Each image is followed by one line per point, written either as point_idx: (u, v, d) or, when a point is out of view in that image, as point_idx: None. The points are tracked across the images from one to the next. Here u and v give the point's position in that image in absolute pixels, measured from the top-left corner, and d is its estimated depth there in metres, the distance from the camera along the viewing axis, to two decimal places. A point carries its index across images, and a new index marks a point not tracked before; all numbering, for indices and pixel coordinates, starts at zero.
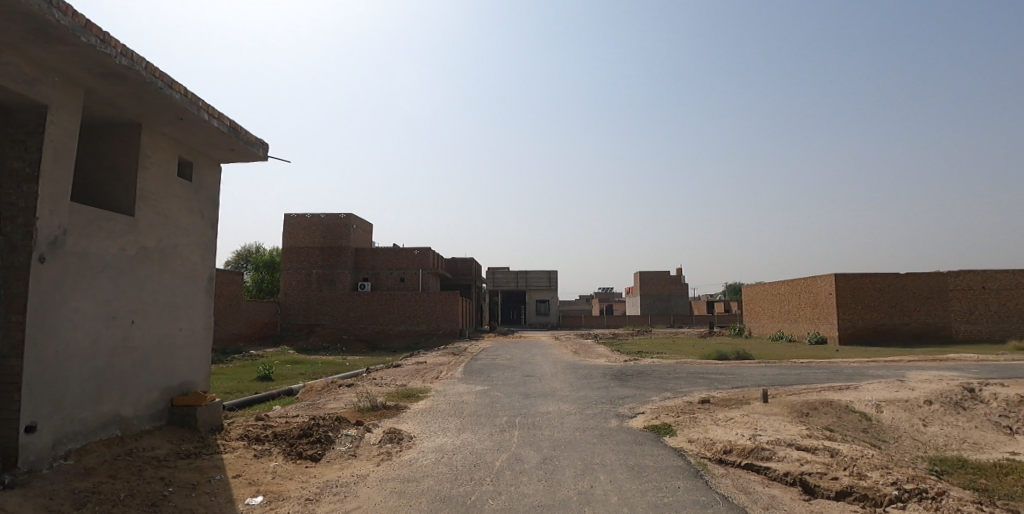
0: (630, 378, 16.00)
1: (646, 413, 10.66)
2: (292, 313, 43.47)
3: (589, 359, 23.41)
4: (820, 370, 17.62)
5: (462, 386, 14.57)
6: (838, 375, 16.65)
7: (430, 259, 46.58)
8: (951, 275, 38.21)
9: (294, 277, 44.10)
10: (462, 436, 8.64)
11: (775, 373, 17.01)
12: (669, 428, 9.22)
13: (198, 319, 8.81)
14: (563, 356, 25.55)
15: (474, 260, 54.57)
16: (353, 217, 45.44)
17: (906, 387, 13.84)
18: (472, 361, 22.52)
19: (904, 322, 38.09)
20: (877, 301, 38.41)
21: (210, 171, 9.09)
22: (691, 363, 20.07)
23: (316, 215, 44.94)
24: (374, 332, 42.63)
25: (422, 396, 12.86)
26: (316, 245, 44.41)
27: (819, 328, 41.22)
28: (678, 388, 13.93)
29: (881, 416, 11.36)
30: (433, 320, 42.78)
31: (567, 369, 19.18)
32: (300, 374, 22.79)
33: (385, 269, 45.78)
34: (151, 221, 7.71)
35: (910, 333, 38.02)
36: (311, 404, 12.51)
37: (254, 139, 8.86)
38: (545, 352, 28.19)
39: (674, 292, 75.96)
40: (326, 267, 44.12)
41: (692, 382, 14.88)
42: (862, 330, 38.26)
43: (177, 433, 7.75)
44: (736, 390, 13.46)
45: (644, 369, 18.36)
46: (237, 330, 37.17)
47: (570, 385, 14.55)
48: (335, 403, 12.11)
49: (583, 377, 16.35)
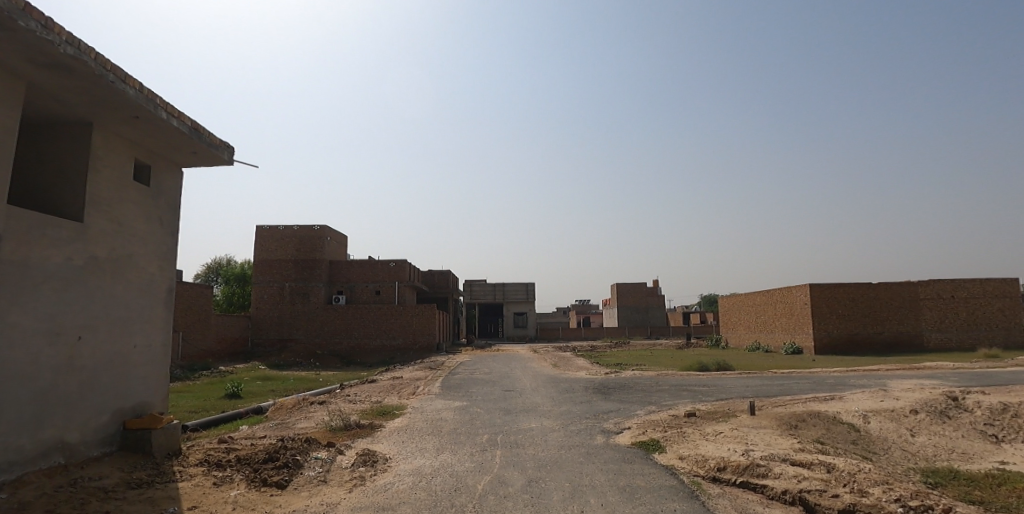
0: (613, 391, 15.66)
1: (633, 429, 10.26)
2: (264, 328, 42.21)
3: (570, 372, 23.00)
4: (803, 381, 17.51)
5: (440, 402, 14.03)
6: (821, 385, 16.53)
7: (407, 272, 45.86)
8: (921, 285, 38.98)
9: (266, 290, 42.92)
10: (441, 457, 8.12)
11: (758, 384, 16.84)
12: (657, 444, 8.83)
13: (156, 336, 8.16)
14: (543, 370, 25.11)
15: (451, 272, 53.96)
16: (327, 228, 44.55)
17: (890, 396, 13.75)
18: (450, 375, 21.94)
19: (878, 331, 38.64)
20: (851, 311, 38.95)
21: (170, 175, 8.50)
22: (672, 375, 19.83)
23: (289, 226, 43.94)
24: (349, 347, 41.60)
25: (398, 413, 12.31)
26: (289, 258, 43.36)
27: (794, 338, 41.58)
28: (663, 401, 13.61)
29: (869, 427, 11.17)
30: (410, 333, 41.96)
31: (548, 382, 18.74)
32: (270, 391, 21.92)
33: (360, 281, 44.88)
34: (102, 228, 7.09)
35: (883, 342, 38.57)
36: (280, 424, 11.85)
37: (218, 141, 8.32)
38: (525, 365, 27.74)
39: (651, 304, 76.26)
40: (299, 280, 43.07)
41: (676, 395, 14.58)
42: (837, 340, 38.69)
43: (130, 460, 7.06)
44: (721, 402, 13.19)
45: (626, 382, 18.01)
46: (205, 345, 35.85)
47: (553, 399, 14.13)
48: (306, 422, 11.49)
49: (565, 391, 15.94)
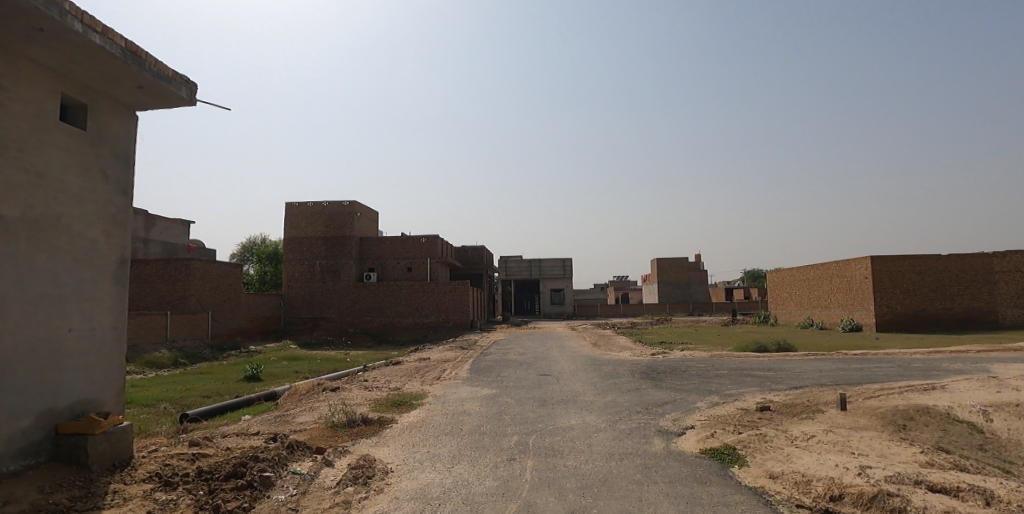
0: (664, 377, 13.63)
1: (698, 428, 8.29)
2: (295, 306, 41.65)
3: (612, 353, 21.11)
4: (884, 365, 15.08)
5: (466, 389, 12.33)
6: (910, 370, 14.07)
7: (439, 248, 44.39)
8: (998, 256, 35.16)
9: (297, 268, 42.25)
10: (455, 472, 6.31)
11: (832, 369, 14.50)
12: (733, 453, 6.90)
13: (104, 318, 6.58)
14: (582, 350, 23.18)
15: (485, 248, 52.28)
16: (356, 204, 43.30)
17: (1005, 385, 11.28)
18: (482, 357, 20.28)
19: (947, 307, 35.17)
20: (917, 285, 35.51)
21: (119, 120, 6.90)
22: (727, 357, 17.66)
23: (319, 203, 42.89)
24: (381, 325, 40.64)
25: (415, 404, 10.61)
26: (319, 235, 42.44)
27: (853, 314, 38.38)
28: (726, 390, 11.51)
29: (995, 428, 8.88)
30: (442, 311, 40.61)
31: (587, 365, 16.83)
32: (293, 373, 20.78)
33: (391, 258, 43.64)
34: (13, 178, 5.51)
35: (952, 319, 35.10)
36: (281, 416, 10.32)
37: (170, 73, 6.68)
38: (562, 345, 25.89)
39: (693, 279, 73.09)
40: (329, 257, 42.14)
41: (740, 382, 12.42)
42: (901, 316, 35.43)
43: (57, 475, 5.56)
44: (797, 392, 11.06)
45: (675, 365, 15.94)
46: (236, 325, 35.36)
47: (594, 387, 12.26)
48: (308, 415, 9.90)
49: (608, 376, 13.98)
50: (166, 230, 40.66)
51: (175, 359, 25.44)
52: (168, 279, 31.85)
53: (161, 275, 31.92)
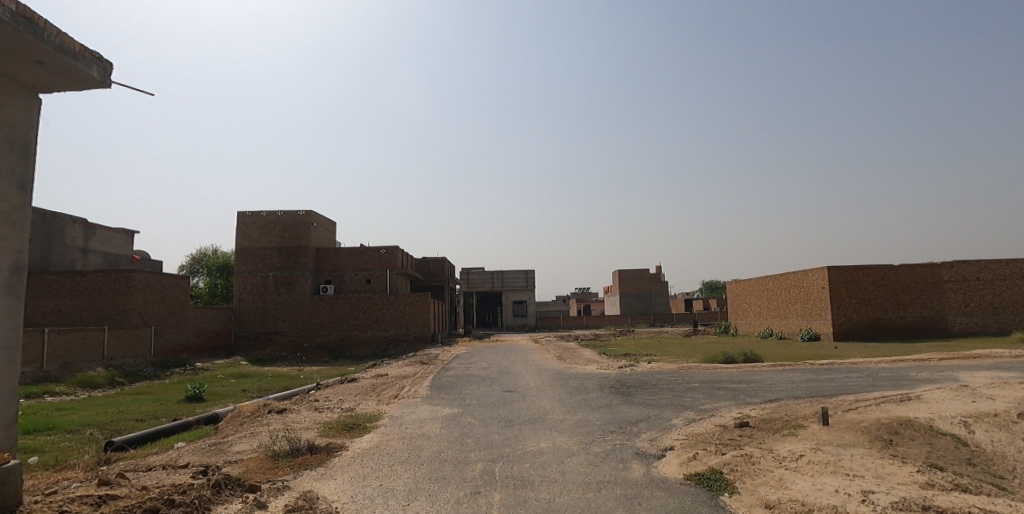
0: (634, 391, 13.07)
1: (679, 449, 7.68)
2: (247, 320, 39.67)
3: (578, 366, 20.53)
4: (852, 375, 14.91)
5: (426, 409, 11.45)
6: (879, 380, 13.90)
7: (399, 259, 43.16)
8: (945, 266, 36.38)
9: (249, 280, 40.31)
10: (412, 510, 5.48)
11: (802, 379, 14.24)
12: (721, 478, 6.30)
13: None
14: (547, 363, 22.50)
15: (446, 259, 51.25)
16: (313, 214, 41.67)
17: (978, 395, 11.12)
18: (443, 372, 19.36)
19: (899, 316, 36.10)
20: (871, 294, 36.37)
21: (16, 102, 5.83)
22: (696, 369, 17.26)
23: (273, 212, 41.09)
24: (338, 339, 39.07)
25: (369, 427, 9.66)
26: (273, 246, 40.63)
27: (810, 324, 39.04)
28: (700, 405, 11.01)
29: (978, 440, 8.59)
30: (403, 324, 39.34)
31: (554, 380, 16.14)
32: (239, 391, 19.34)
33: (349, 270, 42.16)
34: None
35: (905, 327, 36.03)
36: (215, 445, 9.17)
37: (76, 46, 5.67)
38: (527, 358, 25.19)
39: (654, 290, 73.68)
40: (284, 269, 40.38)
41: (714, 396, 11.93)
42: (856, 326, 36.18)
43: None
44: (773, 406, 10.62)
45: (645, 378, 15.40)
46: (182, 340, 33.31)
47: (563, 403, 11.57)
48: (245, 443, 8.79)
49: (576, 391, 13.30)
50: (106, 240, 38.13)
51: (111, 378, 23.50)
52: (107, 292, 29.72)
53: (99, 288, 29.76)
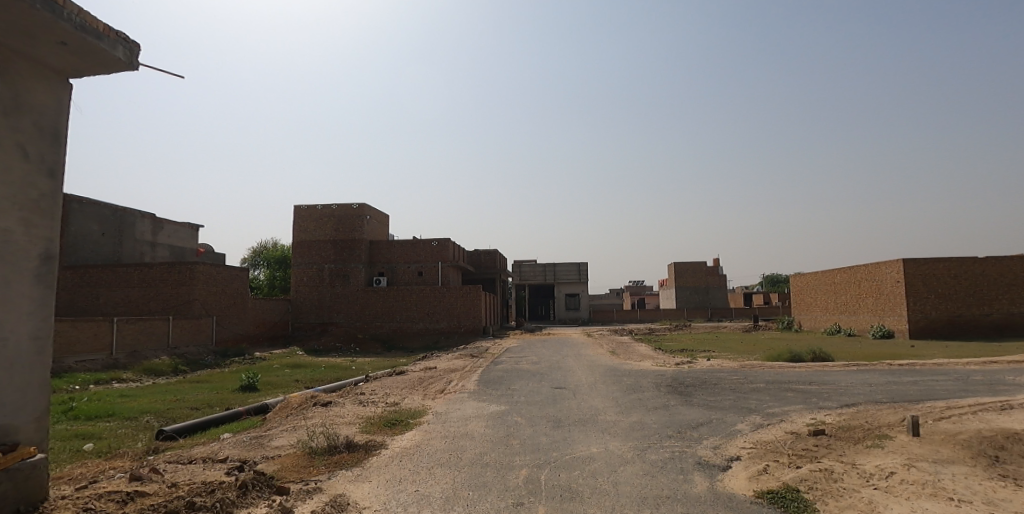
0: (693, 391, 12.18)
1: (746, 460, 6.85)
2: (304, 311, 40.75)
3: (632, 362, 19.73)
4: (941, 377, 13.42)
5: (472, 405, 11.02)
6: (973, 384, 12.41)
7: (450, 251, 43.17)
8: None
9: (306, 272, 41.36)
10: None
11: (882, 382, 12.92)
12: (797, 497, 5.49)
13: (19, 325, 5.33)
14: (599, 359, 21.71)
15: (497, 252, 50.96)
16: (366, 207, 42.22)
17: None
18: (492, 366, 18.94)
19: (986, 312, 33.01)
20: (954, 289, 33.42)
21: (47, 87, 5.73)
22: (760, 368, 16.08)
23: (328, 206, 41.88)
24: (391, 331, 39.51)
25: (411, 424, 9.30)
26: (328, 239, 41.49)
27: (884, 320, 36.38)
28: (767, 408, 10.05)
29: None
30: (453, 317, 39.34)
31: (606, 376, 15.39)
32: (292, 381, 19.61)
33: (401, 262, 42.53)
34: None
35: (993, 325, 32.93)
36: (256, 438, 9.02)
37: (100, 25, 5.53)
38: (578, 353, 24.52)
39: (712, 284, 71.03)
40: (339, 261, 41.18)
41: (783, 399, 10.91)
42: (937, 323, 33.38)
43: None
44: (852, 412, 9.56)
45: (703, 376, 14.43)
46: (242, 330, 34.48)
47: (616, 403, 10.88)
48: (286, 437, 8.57)
49: (630, 390, 12.52)
50: (174, 234, 39.96)
51: (175, 366, 24.46)
52: (172, 284, 31.06)
53: (165, 280, 31.14)
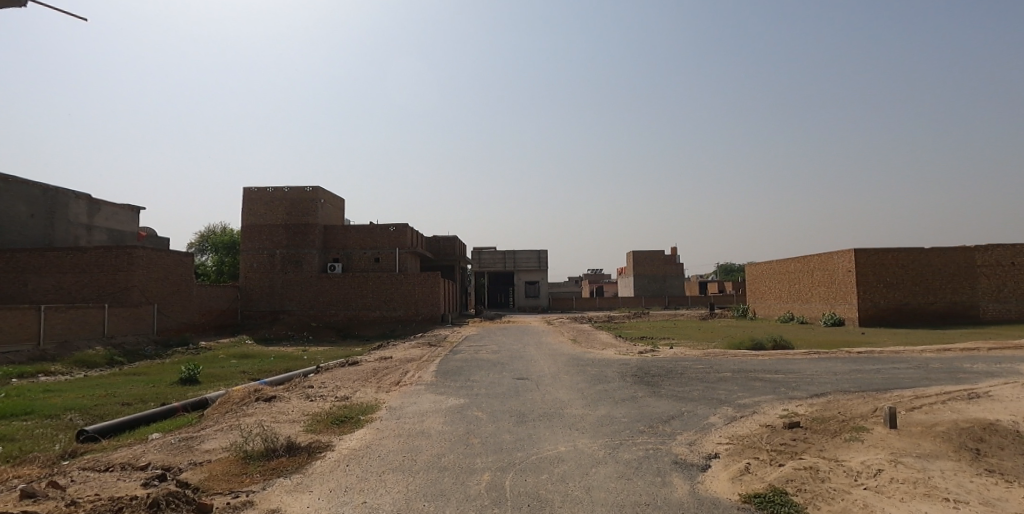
0: (660, 381, 11.79)
1: (725, 457, 6.38)
2: (254, 298, 39.00)
3: (595, 350, 19.38)
4: (900, 366, 13.48)
5: (430, 398, 10.30)
6: (933, 372, 12.48)
7: (409, 237, 41.95)
8: (979, 250, 34.45)
9: (256, 258, 39.48)
10: None
11: (845, 370, 12.85)
12: (787, 500, 5.03)
13: None
14: (561, 347, 21.28)
15: (457, 238, 50.01)
16: (321, 190, 40.45)
17: None
18: (451, 355, 18.22)
19: (929, 301, 34.29)
20: (900, 279, 34.57)
21: None
22: (723, 356, 15.93)
23: (280, 188, 39.96)
24: (346, 319, 38.23)
25: (362, 420, 8.51)
26: (279, 223, 39.65)
27: (834, 308, 37.42)
28: (737, 399, 9.71)
29: None
30: (411, 304, 38.34)
31: (570, 366, 14.91)
32: (238, 373, 18.40)
33: (357, 248, 41.12)
34: None
35: (935, 313, 34.26)
36: (185, 440, 8.04)
37: None
38: (539, 341, 24.10)
39: (669, 272, 72.02)
40: (291, 246, 39.46)
41: (752, 390, 10.60)
42: (883, 311, 34.50)
43: None
44: (823, 403, 9.30)
45: (669, 365, 14.13)
46: (186, 319, 32.60)
47: (581, 395, 10.36)
48: (218, 438, 7.65)
49: (595, 380, 12.04)
50: (112, 216, 37.34)
51: (110, 357, 22.75)
52: (108, 269, 28.93)
53: (101, 265, 28.97)
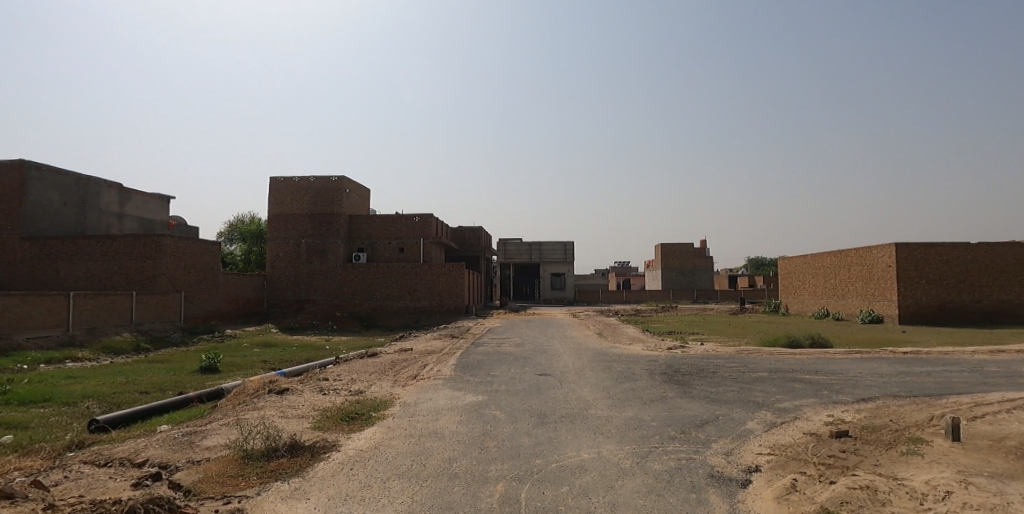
0: (690, 380, 11.07)
1: (768, 471, 5.71)
2: (280, 287, 39.29)
3: (621, 346, 18.70)
4: (953, 368, 12.48)
5: (446, 394, 9.80)
6: (991, 376, 11.46)
7: (433, 228, 41.63)
8: None
9: (282, 247, 39.72)
10: None
11: (892, 372, 11.93)
12: None
13: None
14: (586, 341, 20.64)
15: (482, 229, 49.57)
16: (345, 180, 40.36)
17: None
18: (472, 348, 17.76)
19: (976, 299, 32.47)
20: (945, 274, 32.82)
21: None
22: (757, 354, 15.07)
23: (305, 178, 39.97)
24: (370, 309, 38.20)
25: (373, 417, 8.07)
26: (305, 213, 39.76)
27: (873, 304, 35.80)
28: (777, 403, 8.95)
29: None
30: (435, 295, 38.07)
31: (595, 361, 14.29)
32: (259, 362, 18.28)
33: (382, 238, 40.99)
34: None
35: (982, 312, 32.44)
36: (190, 434, 7.71)
37: None
38: (563, 335, 23.50)
39: (698, 266, 70.43)
40: (316, 236, 39.55)
41: (791, 392, 9.83)
42: (926, 308, 32.85)
43: None
44: (872, 409, 8.48)
45: (700, 363, 13.40)
46: (213, 306, 32.93)
47: (606, 394, 9.75)
48: (223, 434, 7.29)
49: (622, 378, 11.38)
50: (142, 205, 37.94)
51: (137, 344, 22.97)
52: (137, 257, 29.31)
53: (130, 253, 29.38)
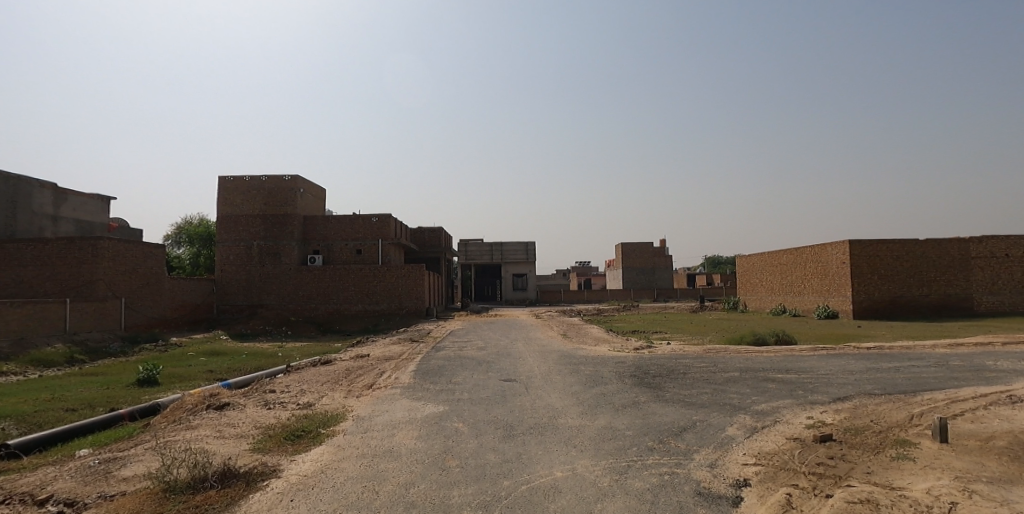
0: (662, 383, 10.62)
1: (758, 485, 5.23)
2: (231, 292, 37.44)
3: (587, 347, 18.23)
4: (920, 363, 12.45)
5: (405, 405, 9.05)
6: (957, 370, 11.44)
7: (392, 228, 40.45)
8: (974, 241, 33.73)
9: (232, 250, 37.88)
10: None
11: (861, 369, 11.80)
12: None
13: None
14: (551, 343, 20.11)
15: (443, 230, 48.64)
16: (300, 179, 38.76)
17: None
18: (433, 353, 16.95)
19: (924, 293, 33.58)
20: (895, 270, 33.80)
21: None
22: (725, 353, 14.82)
23: (257, 178, 38.19)
24: (327, 313, 36.78)
25: (322, 435, 7.27)
26: (257, 214, 38.02)
27: (828, 300, 36.63)
28: (754, 405, 8.58)
29: None
30: (395, 298, 36.96)
31: (562, 364, 13.73)
32: (203, 373, 17.00)
33: (339, 239, 39.60)
34: None
35: (929, 306, 33.55)
36: (107, 461, 6.73)
37: None
38: (528, 336, 22.93)
39: (657, 265, 71.21)
40: (269, 238, 37.87)
41: (767, 393, 9.47)
42: (878, 303, 33.77)
43: None
44: (851, 410, 8.16)
45: (669, 364, 13.00)
46: (157, 313, 31.01)
47: (576, 400, 9.18)
48: (145, 462, 6.36)
49: (591, 382, 10.85)
50: (79, 206, 35.46)
51: (70, 355, 21.21)
52: (72, 262, 27.20)
53: (64, 257, 27.24)
